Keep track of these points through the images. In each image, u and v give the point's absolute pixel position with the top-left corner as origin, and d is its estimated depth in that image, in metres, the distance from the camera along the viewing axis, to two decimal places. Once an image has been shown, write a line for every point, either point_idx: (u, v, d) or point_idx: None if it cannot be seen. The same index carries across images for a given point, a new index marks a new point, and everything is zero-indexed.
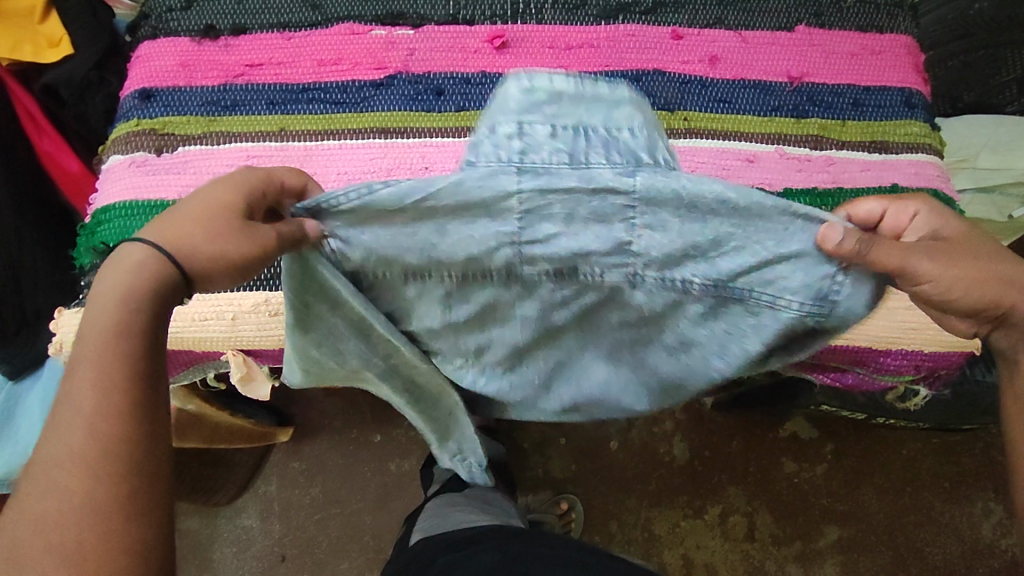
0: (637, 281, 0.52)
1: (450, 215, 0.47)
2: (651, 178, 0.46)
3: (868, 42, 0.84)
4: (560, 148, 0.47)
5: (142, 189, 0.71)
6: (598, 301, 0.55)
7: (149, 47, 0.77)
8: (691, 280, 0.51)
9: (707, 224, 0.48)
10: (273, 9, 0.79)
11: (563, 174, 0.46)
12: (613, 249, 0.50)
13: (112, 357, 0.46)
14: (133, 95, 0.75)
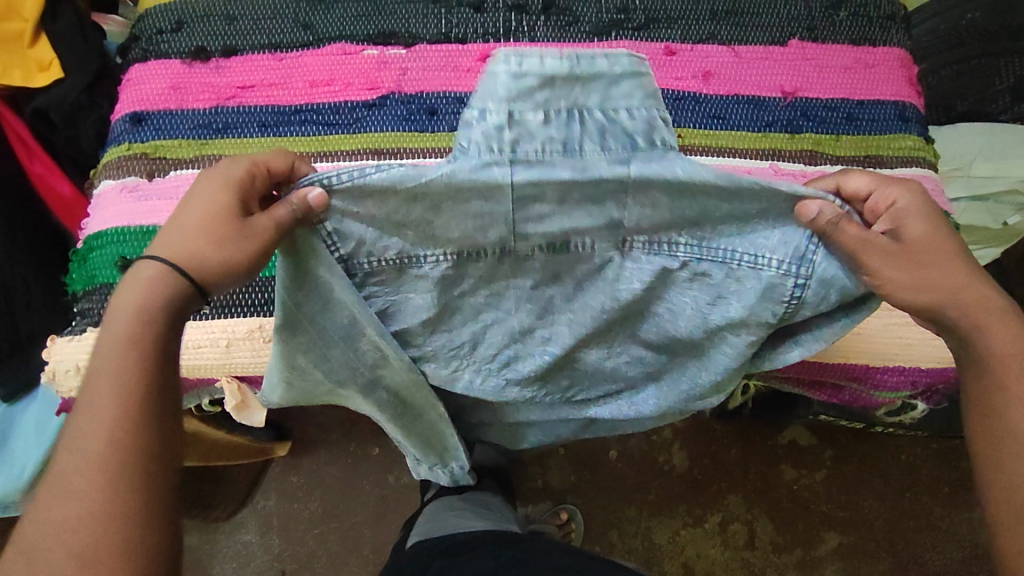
0: (625, 245, 0.58)
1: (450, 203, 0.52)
2: (644, 166, 0.51)
3: (862, 56, 0.83)
4: (554, 135, 0.51)
5: (135, 214, 0.71)
6: (598, 271, 0.60)
7: (141, 70, 0.77)
8: (676, 241, 0.58)
9: (694, 198, 0.54)
10: (266, 30, 0.79)
11: (557, 164, 0.51)
12: (604, 225, 0.55)
13: (124, 363, 0.52)
14: (124, 119, 0.75)
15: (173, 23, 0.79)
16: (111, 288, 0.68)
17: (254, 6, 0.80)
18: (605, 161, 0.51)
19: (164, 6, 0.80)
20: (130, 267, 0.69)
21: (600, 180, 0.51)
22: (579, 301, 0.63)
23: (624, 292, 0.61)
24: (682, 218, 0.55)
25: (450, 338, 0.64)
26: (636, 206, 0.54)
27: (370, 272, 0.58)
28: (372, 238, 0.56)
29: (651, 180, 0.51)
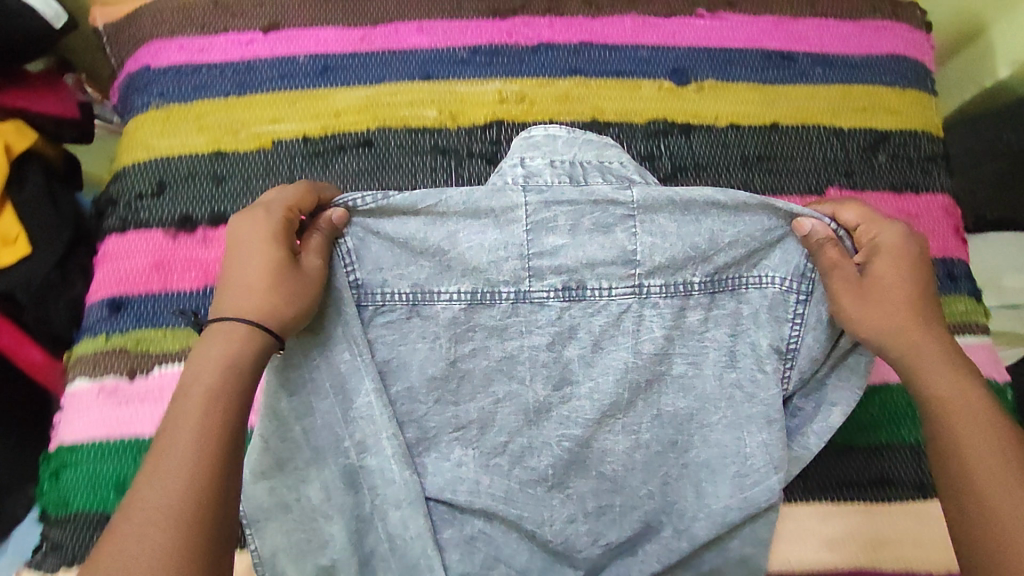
0: (643, 289, 0.63)
1: (461, 225, 0.60)
2: (644, 190, 0.61)
3: (904, 204, 0.78)
4: (560, 174, 0.65)
5: (114, 424, 0.63)
6: (608, 323, 0.63)
7: (119, 245, 0.70)
8: (689, 282, 0.63)
9: (701, 223, 0.61)
10: (260, 191, 0.72)
11: (566, 192, 0.61)
12: (619, 257, 0.62)
13: (205, 419, 0.47)
14: (102, 304, 0.68)
15: (154, 186, 0.72)
16: (88, 517, 0.61)
17: (246, 163, 0.73)
18: (608, 188, 0.61)
19: (144, 165, 0.73)
20: (110, 490, 0.61)
21: (604, 205, 0.61)
22: (598, 365, 0.64)
23: (644, 347, 0.63)
24: (694, 251, 0.62)
25: (453, 409, 0.63)
26: (645, 233, 0.61)
27: (381, 304, 0.60)
28: (388, 264, 0.60)
29: (655, 201, 0.61)
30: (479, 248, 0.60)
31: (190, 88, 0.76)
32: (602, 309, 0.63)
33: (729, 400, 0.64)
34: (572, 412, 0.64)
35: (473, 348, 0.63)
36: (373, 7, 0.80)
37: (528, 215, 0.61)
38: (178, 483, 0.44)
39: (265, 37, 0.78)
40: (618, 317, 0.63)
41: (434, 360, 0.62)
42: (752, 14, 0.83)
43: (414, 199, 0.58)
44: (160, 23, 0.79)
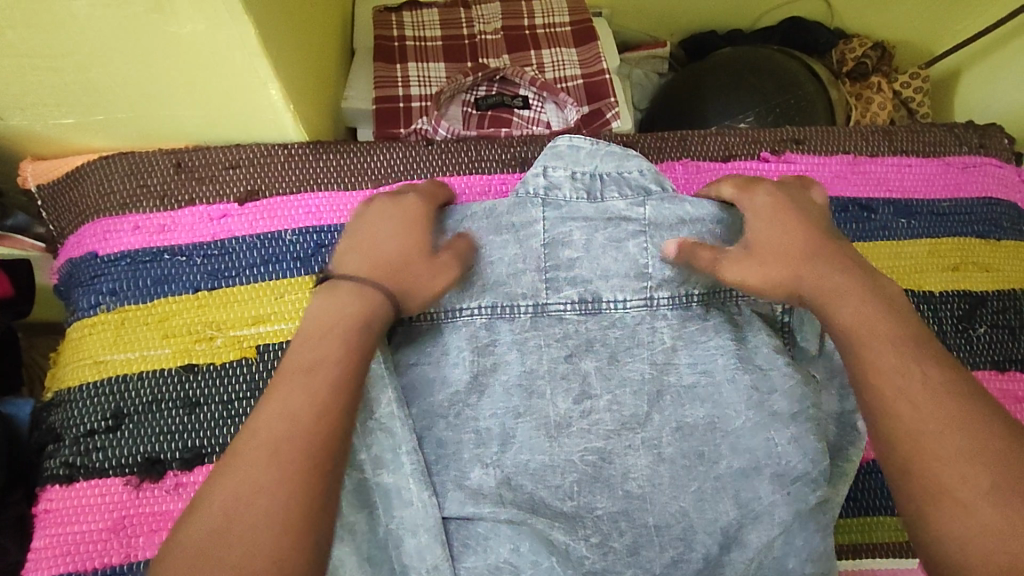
0: (653, 303, 0.59)
1: (484, 241, 0.59)
2: (657, 206, 0.60)
3: (1008, 385, 0.66)
4: (579, 188, 0.60)
5: None
6: (624, 336, 0.58)
7: (64, 501, 0.55)
8: (689, 292, 0.59)
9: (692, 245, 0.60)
10: (243, 416, 0.58)
11: (581, 209, 0.61)
12: (634, 272, 0.59)
13: (314, 404, 0.41)
14: None
15: (108, 417, 0.57)
16: None
17: (222, 379, 0.59)
18: (622, 202, 0.60)
19: (93, 388, 0.58)
20: None
21: (616, 221, 0.60)
22: (616, 376, 0.57)
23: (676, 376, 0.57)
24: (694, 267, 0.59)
25: (474, 424, 0.56)
26: (654, 249, 0.59)
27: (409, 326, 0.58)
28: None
29: (665, 218, 0.59)
30: (500, 268, 0.59)
31: (148, 281, 0.61)
32: (631, 409, 0.56)
33: (777, 468, 0.54)
34: (597, 427, 0.56)
35: (479, 403, 0.56)
36: (374, 163, 0.66)
37: (544, 229, 0.59)
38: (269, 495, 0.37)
39: (241, 210, 0.63)
40: (652, 360, 0.58)
41: (443, 391, 0.56)
42: (822, 153, 0.71)
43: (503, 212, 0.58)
44: (107, 192, 0.64)
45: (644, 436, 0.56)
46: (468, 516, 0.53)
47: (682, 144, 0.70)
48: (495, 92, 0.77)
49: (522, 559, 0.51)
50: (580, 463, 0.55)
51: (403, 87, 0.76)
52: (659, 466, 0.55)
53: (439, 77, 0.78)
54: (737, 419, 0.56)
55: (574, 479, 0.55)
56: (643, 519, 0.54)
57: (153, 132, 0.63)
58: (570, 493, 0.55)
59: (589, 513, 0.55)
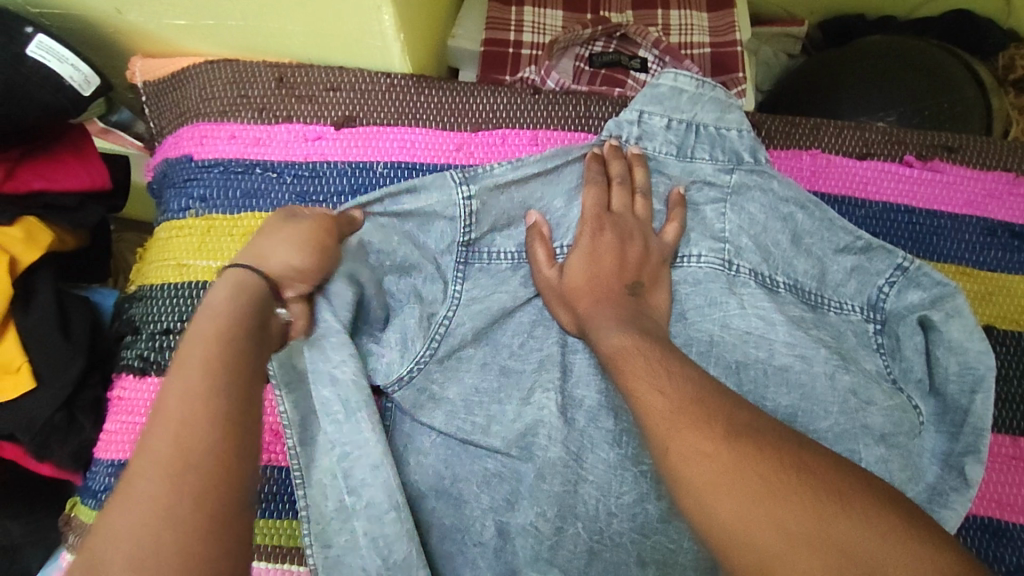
0: (733, 270, 0.57)
1: (553, 189, 0.59)
2: (747, 177, 0.58)
3: None
4: (671, 139, 0.59)
5: None
6: (712, 298, 0.56)
7: (137, 394, 0.57)
8: (779, 281, 0.57)
9: (799, 245, 0.57)
10: None
11: (668, 163, 0.59)
12: (713, 234, 0.58)
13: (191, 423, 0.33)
14: (112, 469, 0.56)
15: (185, 321, 0.58)
16: None
17: None
18: (711, 166, 0.58)
19: (175, 289, 0.59)
20: None
21: (704, 183, 0.59)
22: (695, 334, 0.56)
23: (766, 353, 0.55)
24: (795, 243, 0.57)
25: (536, 351, 0.57)
26: (739, 218, 0.58)
27: (488, 262, 0.59)
28: (502, 228, 0.59)
29: (751, 188, 0.58)
30: (547, 211, 0.60)
31: (239, 192, 0.61)
32: None
33: None
34: None
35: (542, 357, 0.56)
36: (475, 106, 0.63)
37: None
38: (191, 507, 0.31)
39: (337, 134, 0.62)
40: (724, 324, 0.56)
41: (495, 315, 0.57)
42: (977, 166, 0.62)
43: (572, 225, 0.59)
44: (210, 98, 0.64)
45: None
46: (487, 447, 0.54)
47: (813, 132, 0.63)
48: (613, 50, 0.71)
49: (545, 525, 0.52)
50: None
51: (515, 31, 0.72)
52: None
53: (555, 27, 0.73)
54: (823, 421, 0.53)
55: (619, 454, 0.53)
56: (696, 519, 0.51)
57: (260, 44, 0.63)
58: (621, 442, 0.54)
59: (634, 468, 0.53)
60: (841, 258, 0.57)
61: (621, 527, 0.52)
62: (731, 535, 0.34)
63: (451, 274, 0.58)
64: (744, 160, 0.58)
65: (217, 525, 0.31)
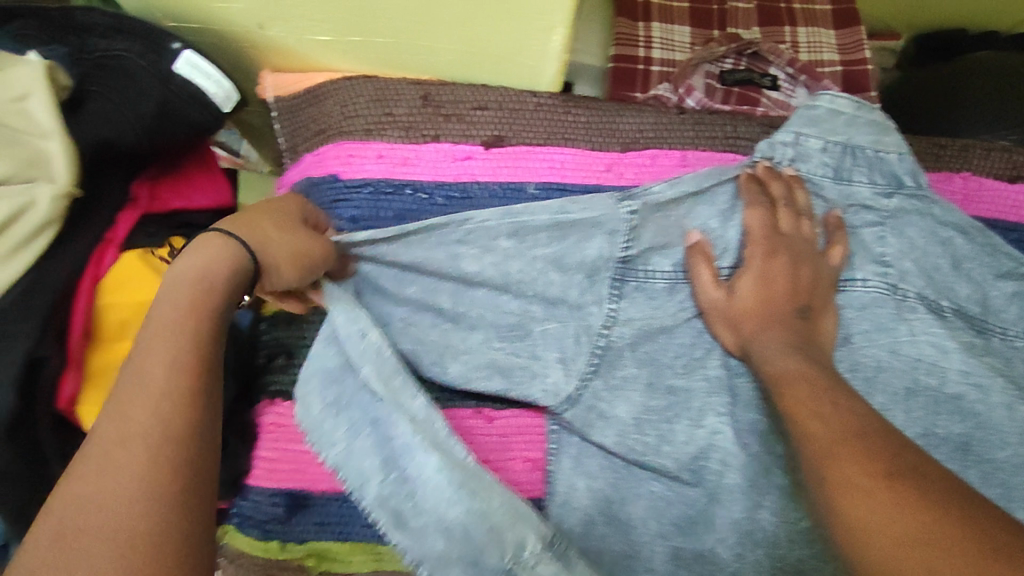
0: (899, 293, 0.58)
1: (708, 212, 0.58)
2: (908, 200, 0.57)
3: None
4: (827, 161, 0.58)
5: None
6: (878, 323, 0.57)
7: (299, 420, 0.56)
8: (944, 305, 0.58)
9: (961, 272, 0.58)
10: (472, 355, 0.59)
11: (824, 186, 0.58)
12: (874, 258, 0.58)
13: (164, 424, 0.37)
14: (280, 497, 0.56)
15: None
16: None
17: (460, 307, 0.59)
18: (869, 190, 0.58)
19: None
20: None
21: (863, 206, 0.58)
22: (857, 359, 0.57)
23: (938, 380, 0.56)
24: (958, 267, 0.58)
25: (702, 373, 0.57)
26: (902, 242, 0.58)
27: (646, 280, 0.58)
28: (659, 247, 0.58)
29: (912, 211, 0.58)
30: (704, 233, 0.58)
31: (390, 213, 0.60)
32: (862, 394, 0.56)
33: None
34: None
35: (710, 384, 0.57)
36: (623, 126, 0.62)
37: None
38: (132, 479, 0.34)
39: (486, 154, 0.61)
40: (893, 350, 0.57)
41: (659, 335, 0.58)
42: None
43: (730, 249, 0.59)
44: (354, 116, 0.63)
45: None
46: (662, 470, 0.55)
47: (963, 153, 0.62)
48: (744, 67, 0.70)
49: (728, 551, 0.54)
50: None
51: (645, 47, 0.71)
52: None
53: (684, 42, 0.72)
54: (1001, 450, 0.55)
55: None
56: None
57: (404, 61, 0.61)
58: None
59: None
60: (1002, 284, 0.58)
61: (803, 555, 0.53)
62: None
63: (607, 292, 0.58)
64: (904, 184, 0.58)
65: (176, 493, 0.35)
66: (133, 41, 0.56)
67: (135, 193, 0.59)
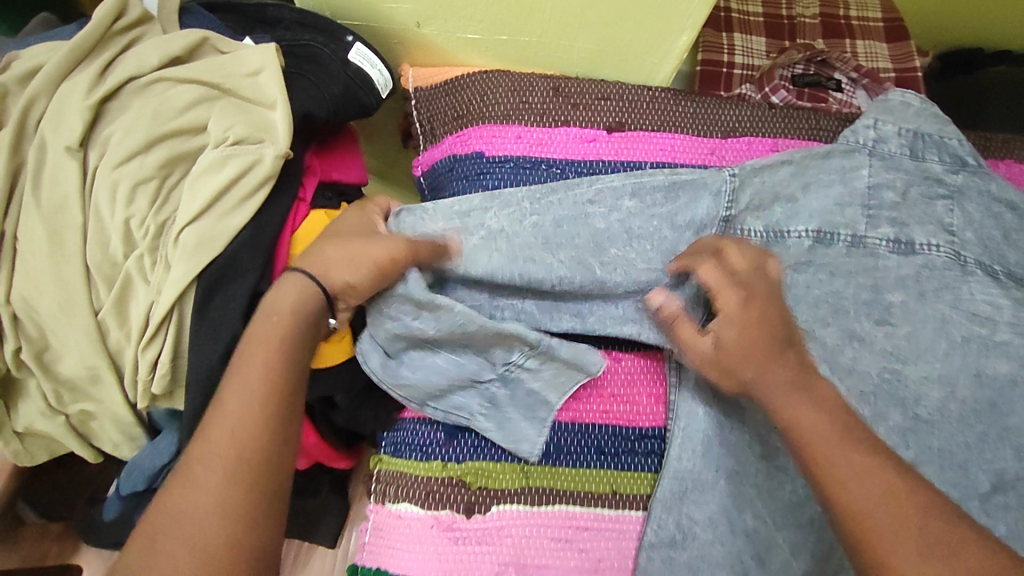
0: (963, 259, 0.69)
1: (808, 181, 0.70)
2: (969, 179, 0.70)
3: None
4: (904, 144, 0.71)
5: (454, 566, 0.60)
6: (943, 283, 0.68)
7: None
8: (999, 269, 0.70)
9: (1010, 242, 0.70)
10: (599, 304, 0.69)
11: (903, 162, 0.70)
12: (940, 227, 0.70)
13: (229, 497, 0.46)
14: (440, 424, 0.65)
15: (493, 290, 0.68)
16: None
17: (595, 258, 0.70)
18: (940, 168, 0.70)
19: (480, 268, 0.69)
20: None
21: (933, 182, 0.70)
22: (920, 313, 0.68)
23: (990, 330, 0.67)
24: (1007, 239, 0.70)
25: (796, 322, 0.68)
26: (963, 215, 0.70)
27: (745, 241, 0.69)
28: (756, 212, 0.70)
29: (972, 188, 0.70)
30: (796, 200, 0.70)
31: (528, 185, 0.70)
32: (927, 342, 0.68)
33: None
34: (894, 348, 0.68)
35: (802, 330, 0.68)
36: (721, 117, 0.74)
37: (867, 176, 0.70)
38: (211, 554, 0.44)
39: (609, 137, 0.72)
40: (955, 305, 0.68)
41: None
42: None
43: (819, 216, 0.70)
44: (493, 103, 0.73)
45: (942, 372, 0.67)
46: None
47: (1005, 146, 0.78)
48: (813, 72, 0.82)
49: None
50: (879, 375, 0.67)
51: (729, 54, 0.83)
52: (948, 401, 0.67)
53: (762, 50, 0.84)
54: None
55: (871, 408, 0.66)
56: (930, 442, 0.65)
57: (540, 58, 0.73)
58: (874, 400, 0.67)
59: (881, 424, 0.66)
60: None
61: None
62: None
63: None
64: (967, 164, 0.71)
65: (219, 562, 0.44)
66: (317, 33, 0.66)
67: (308, 159, 0.67)
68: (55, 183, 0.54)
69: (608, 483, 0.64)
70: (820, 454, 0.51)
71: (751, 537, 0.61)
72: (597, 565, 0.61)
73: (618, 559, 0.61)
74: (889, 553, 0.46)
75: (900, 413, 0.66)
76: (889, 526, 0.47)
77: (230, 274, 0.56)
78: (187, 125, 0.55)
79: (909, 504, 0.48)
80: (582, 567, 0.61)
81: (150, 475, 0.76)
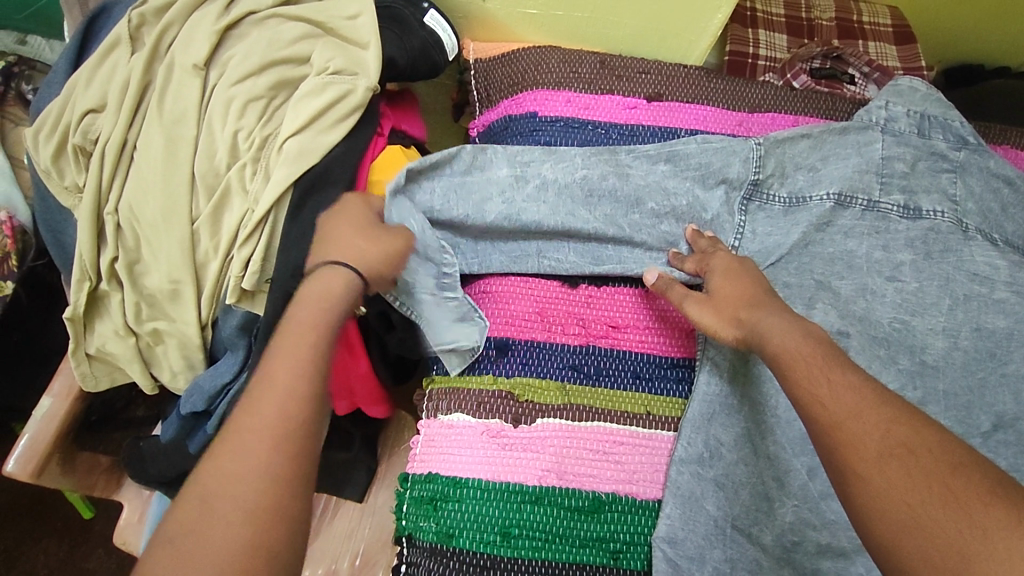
0: (965, 224, 0.76)
1: (826, 151, 0.78)
2: (970, 155, 0.78)
3: None
4: (913, 122, 0.79)
5: (500, 468, 0.66)
6: (947, 245, 0.75)
7: (506, 286, 0.74)
8: (997, 236, 0.77)
9: (1005, 214, 0.78)
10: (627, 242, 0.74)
11: (911, 138, 0.78)
12: (945, 195, 0.77)
13: (270, 458, 0.46)
14: (489, 344, 0.72)
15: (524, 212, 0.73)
16: (475, 555, 0.63)
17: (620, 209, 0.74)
18: (945, 145, 0.78)
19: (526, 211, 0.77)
20: (496, 534, 0.64)
21: (939, 156, 0.78)
22: (927, 271, 0.74)
23: (989, 289, 0.74)
24: (1002, 211, 0.78)
25: (813, 273, 0.74)
26: (964, 187, 0.77)
27: (767, 201, 0.77)
28: (779, 177, 0.77)
29: (973, 164, 0.78)
30: (816, 168, 0.77)
31: (576, 142, 0.78)
32: (933, 297, 0.73)
33: None
34: (904, 303, 0.73)
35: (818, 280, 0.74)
36: (747, 95, 0.83)
37: (880, 148, 0.77)
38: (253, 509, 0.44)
39: (648, 106, 0.81)
40: (958, 265, 0.75)
41: (777, 245, 0.75)
42: None
43: (838, 180, 0.76)
44: (546, 72, 0.81)
45: (946, 325, 0.73)
46: None
47: (1003, 134, 0.90)
48: (829, 66, 0.91)
49: None
50: (890, 325, 0.73)
51: (754, 48, 0.92)
52: (952, 351, 0.72)
53: (783, 47, 0.94)
54: None
55: (883, 353, 0.72)
56: (935, 384, 0.71)
57: (589, 35, 0.83)
58: (884, 346, 0.72)
59: (891, 368, 0.71)
60: None
61: None
62: (881, 500, 0.43)
63: (738, 205, 0.76)
64: (968, 143, 0.79)
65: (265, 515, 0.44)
66: None
67: (382, 107, 0.76)
68: (177, 97, 0.64)
69: (640, 405, 0.70)
70: (809, 387, 0.51)
71: (773, 460, 0.66)
72: (630, 476, 0.67)
73: (649, 472, 0.67)
74: (867, 470, 0.44)
75: (909, 359, 0.72)
76: (877, 446, 0.45)
77: (318, 187, 0.63)
78: (295, 54, 0.65)
79: (910, 426, 0.46)
80: (617, 477, 0.67)
81: (212, 396, 0.70)
